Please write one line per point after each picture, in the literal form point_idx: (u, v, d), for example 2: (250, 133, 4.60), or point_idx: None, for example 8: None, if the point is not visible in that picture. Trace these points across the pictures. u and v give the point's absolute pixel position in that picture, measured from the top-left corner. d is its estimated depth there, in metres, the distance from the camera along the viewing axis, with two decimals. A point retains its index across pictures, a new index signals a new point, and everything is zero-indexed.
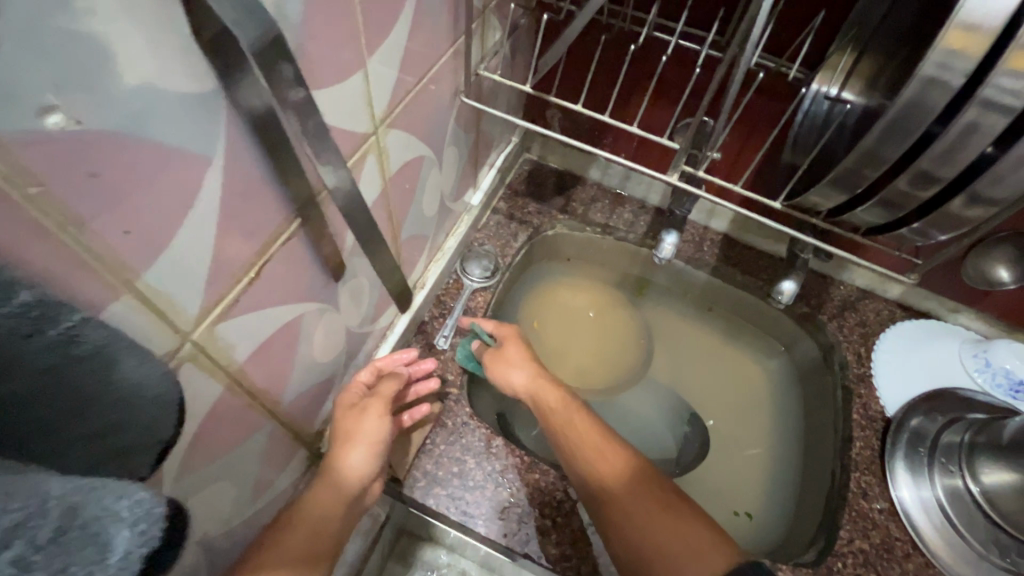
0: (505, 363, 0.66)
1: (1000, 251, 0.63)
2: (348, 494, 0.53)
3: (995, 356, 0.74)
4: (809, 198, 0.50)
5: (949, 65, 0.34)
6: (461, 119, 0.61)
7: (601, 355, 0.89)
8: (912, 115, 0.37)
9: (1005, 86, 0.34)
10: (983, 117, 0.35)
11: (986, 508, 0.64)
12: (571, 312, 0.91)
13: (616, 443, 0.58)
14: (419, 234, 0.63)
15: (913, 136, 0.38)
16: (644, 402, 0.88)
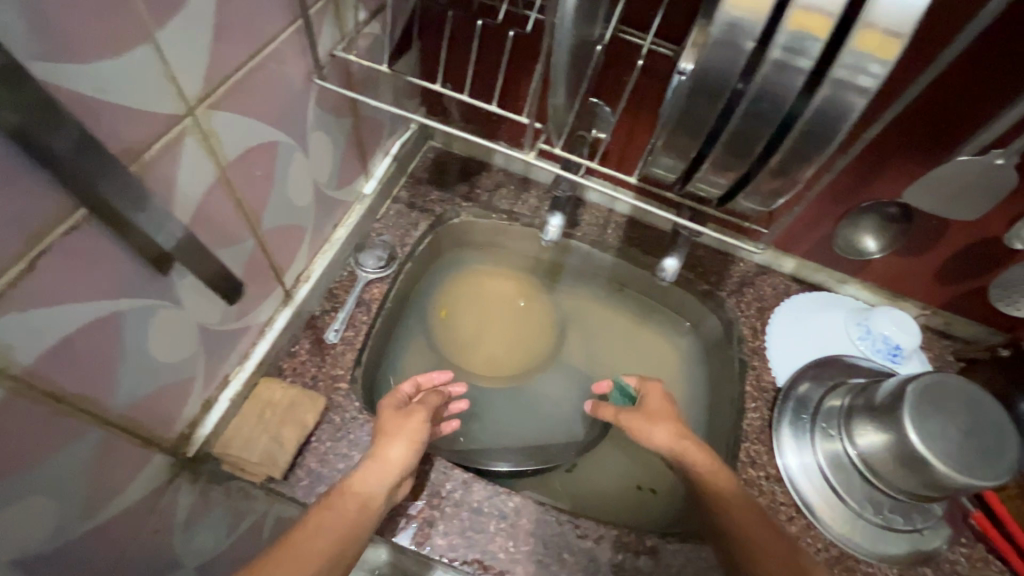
0: (646, 419, 0.68)
1: (866, 222, 0.67)
2: (388, 492, 0.54)
3: (875, 322, 0.77)
4: (652, 171, 0.47)
5: (741, 25, 0.34)
6: (327, 103, 0.59)
7: (516, 343, 0.88)
8: (710, 75, 0.36)
9: (792, 44, 0.34)
10: (773, 77, 0.35)
11: (861, 468, 0.66)
12: (485, 301, 0.90)
13: (723, 463, 0.62)
14: (288, 224, 0.60)
15: (720, 99, 0.37)
16: (552, 390, 0.86)
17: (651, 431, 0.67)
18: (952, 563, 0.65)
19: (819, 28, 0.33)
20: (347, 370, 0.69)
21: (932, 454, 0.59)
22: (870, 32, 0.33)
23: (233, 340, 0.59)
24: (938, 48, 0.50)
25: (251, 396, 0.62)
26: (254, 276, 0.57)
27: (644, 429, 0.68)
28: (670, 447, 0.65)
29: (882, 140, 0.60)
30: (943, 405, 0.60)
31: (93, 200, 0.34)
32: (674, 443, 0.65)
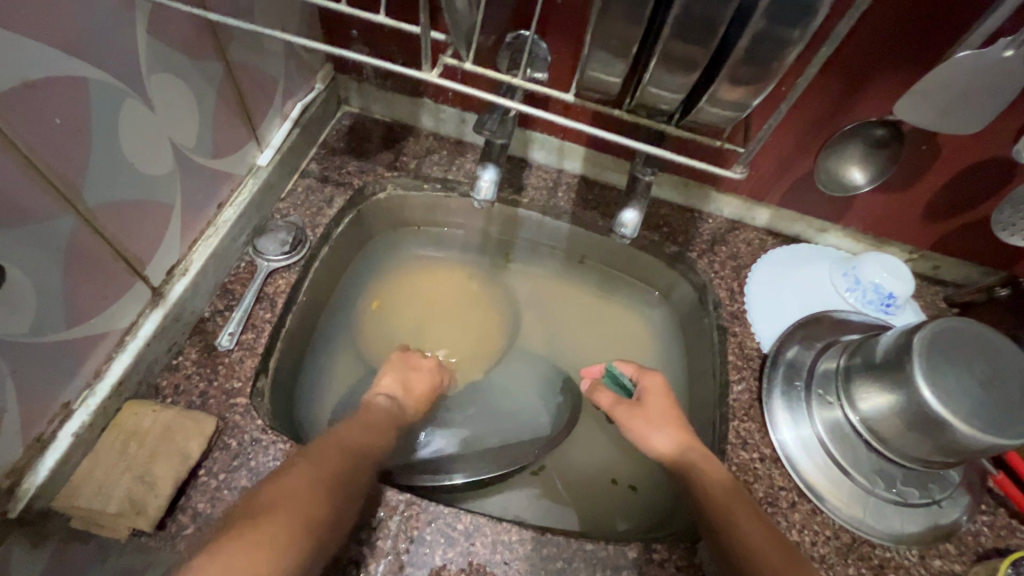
0: (644, 422, 0.59)
1: (851, 149, 0.58)
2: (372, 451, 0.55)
3: (865, 270, 0.68)
4: (591, 75, 0.37)
5: None
6: (167, 33, 0.45)
7: (468, 334, 0.76)
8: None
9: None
10: None
11: (867, 436, 0.57)
12: (422, 289, 0.77)
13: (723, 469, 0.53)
14: (136, 199, 0.46)
15: None
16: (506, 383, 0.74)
17: (653, 441, 0.58)
18: (975, 535, 0.57)
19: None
20: (245, 382, 0.54)
21: (951, 412, 0.50)
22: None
23: (72, 355, 0.45)
24: None
25: (112, 424, 0.48)
26: (86, 268, 0.43)
27: (645, 434, 0.58)
28: (672, 459, 0.56)
29: (859, 37, 0.50)
30: (956, 354, 0.51)
31: None
32: (678, 454, 0.55)
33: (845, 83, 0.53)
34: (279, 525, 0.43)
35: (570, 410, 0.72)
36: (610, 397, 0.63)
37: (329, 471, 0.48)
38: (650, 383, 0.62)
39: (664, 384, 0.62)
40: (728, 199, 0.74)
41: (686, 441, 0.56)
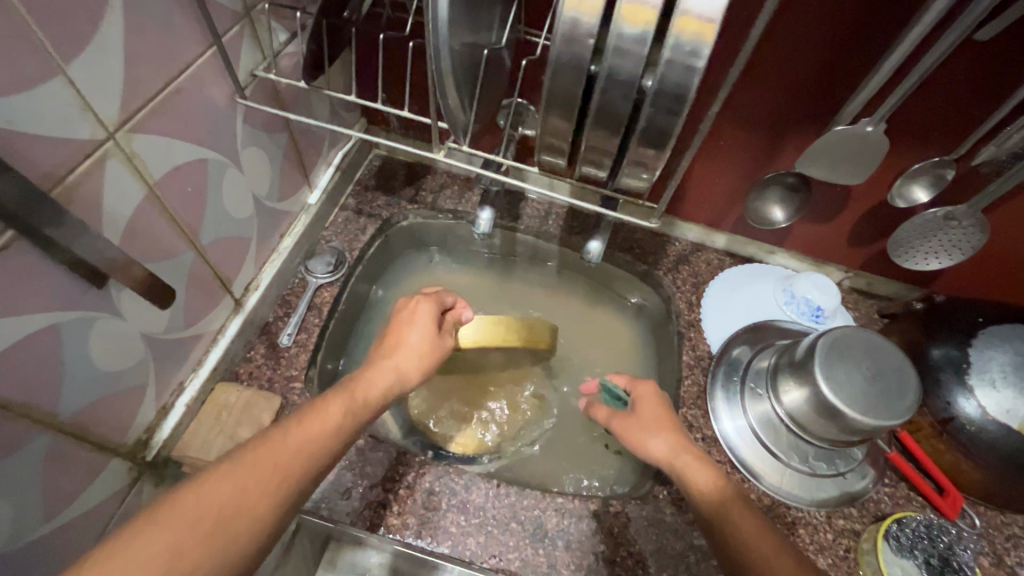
0: (641, 429, 0.66)
1: (771, 191, 0.73)
2: (324, 445, 0.50)
3: (799, 287, 0.82)
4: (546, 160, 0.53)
5: (579, 22, 0.39)
6: (256, 120, 0.62)
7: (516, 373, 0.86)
8: (563, 74, 0.42)
9: (625, 37, 0.39)
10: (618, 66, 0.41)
11: (786, 420, 0.71)
12: None
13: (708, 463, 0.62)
14: (228, 235, 0.64)
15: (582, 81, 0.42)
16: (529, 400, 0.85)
17: (650, 444, 0.65)
18: (876, 502, 0.70)
19: (646, 20, 0.38)
20: (301, 371, 0.72)
21: (842, 401, 0.64)
22: (687, 16, 0.37)
23: (185, 349, 0.63)
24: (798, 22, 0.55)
25: (208, 400, 0.66)
26: (197, 287, 0.61)
27: (641, 437, 0.65)
28: (669, 461, 0.63)
29: (765, 110, 0.65)
30: (851, 355, 0.66)
31: (29, 228, 0.38)
32: (671, 456, 0.63)
33: (762, 142, 0.69)
34: (197, 540, 0.40)
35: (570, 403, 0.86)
36: (607, 412, 0.72)
37: (255, 479, 0.44)
38: (644, 392, 0.70)
39: (655, 390, 0.69)
40: (691, 226, 0.89)
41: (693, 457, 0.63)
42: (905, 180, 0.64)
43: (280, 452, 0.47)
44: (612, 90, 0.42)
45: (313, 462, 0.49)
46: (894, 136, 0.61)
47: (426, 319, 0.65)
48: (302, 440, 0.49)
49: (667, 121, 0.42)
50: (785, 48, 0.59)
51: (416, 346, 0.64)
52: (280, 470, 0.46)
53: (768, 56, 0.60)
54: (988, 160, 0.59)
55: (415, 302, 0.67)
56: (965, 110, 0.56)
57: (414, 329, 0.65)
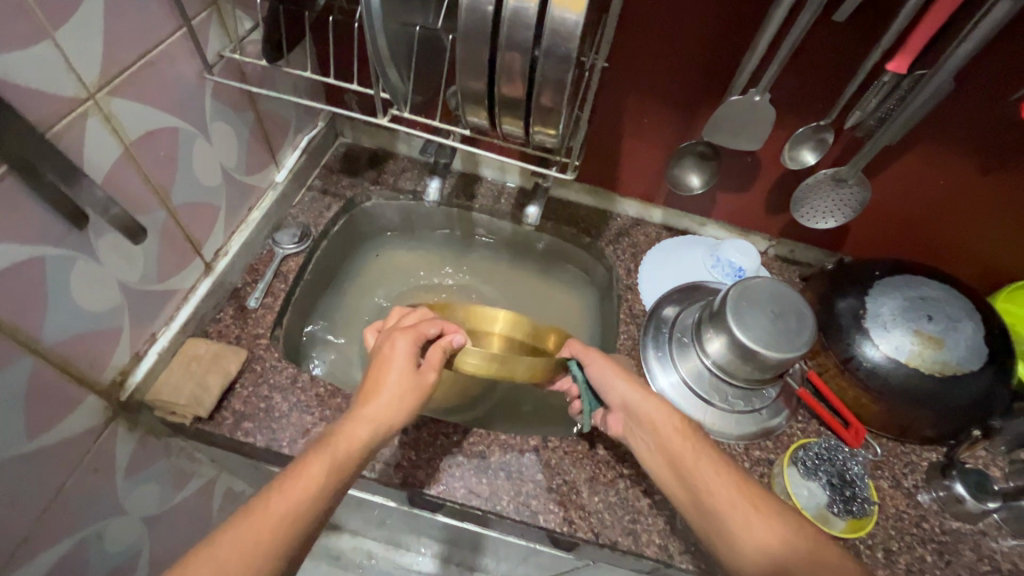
0: (610, 367, 0.70)
1: (686, 161, 0.83)
2: (311, 500, 0.51)
3: (723, 252, 0.91)
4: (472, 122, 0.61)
5: None
6: (223, 97, 0.70)
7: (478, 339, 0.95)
8: (473, 40, 0.50)
9: (519, 7, 0.48)
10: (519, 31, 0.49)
11: (709, 364, 0.79)
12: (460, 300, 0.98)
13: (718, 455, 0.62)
14: (198, 201, 0.71)
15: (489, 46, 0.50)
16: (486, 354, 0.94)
17: (615, 381, 0.68)
18: (789, 436, 0.79)
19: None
20: (267, 329, 0.79)
21: (752, 339, 0.72)
22: None
23: (156, 303, 0.69)
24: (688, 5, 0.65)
25: (178, 351, 0.72)
26: (167, 245, 0.67)
27: (607, 373, 0.68)
28: (637, 402, 0.66)
29: (675, 85, 0.75)
30: (757, 300, 0.75)
31: (18, 164, 0.45)
32: (642, 400, 0.66)
33: (677, 114, 0.79)
34: None
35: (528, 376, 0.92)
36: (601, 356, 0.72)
37: (247, 546, 0.47)
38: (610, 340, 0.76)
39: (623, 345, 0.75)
40: (630, 202, 0.98)
41: (681, 425, 0.64)
42: (792, 144, 0.73)
43: (269, 518, 0.49)
44: (513, 53, 0.50)
45: (307, 519, 0.50)
46: (780, 104, 0.70)
47: (404, 361, 0.62)
48: (288, 503, 0.50)
49: (561, 79, 0.51)
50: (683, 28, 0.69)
51: (393, 390, 0.60)
52: (270, 539, 0.48)
53: (673, 33, 0.70)
54: (858, 124, 0.68)
55: (393, 343, 0.63)
56: (834, 78, 0.66)
57: (389, 370, 0.61)
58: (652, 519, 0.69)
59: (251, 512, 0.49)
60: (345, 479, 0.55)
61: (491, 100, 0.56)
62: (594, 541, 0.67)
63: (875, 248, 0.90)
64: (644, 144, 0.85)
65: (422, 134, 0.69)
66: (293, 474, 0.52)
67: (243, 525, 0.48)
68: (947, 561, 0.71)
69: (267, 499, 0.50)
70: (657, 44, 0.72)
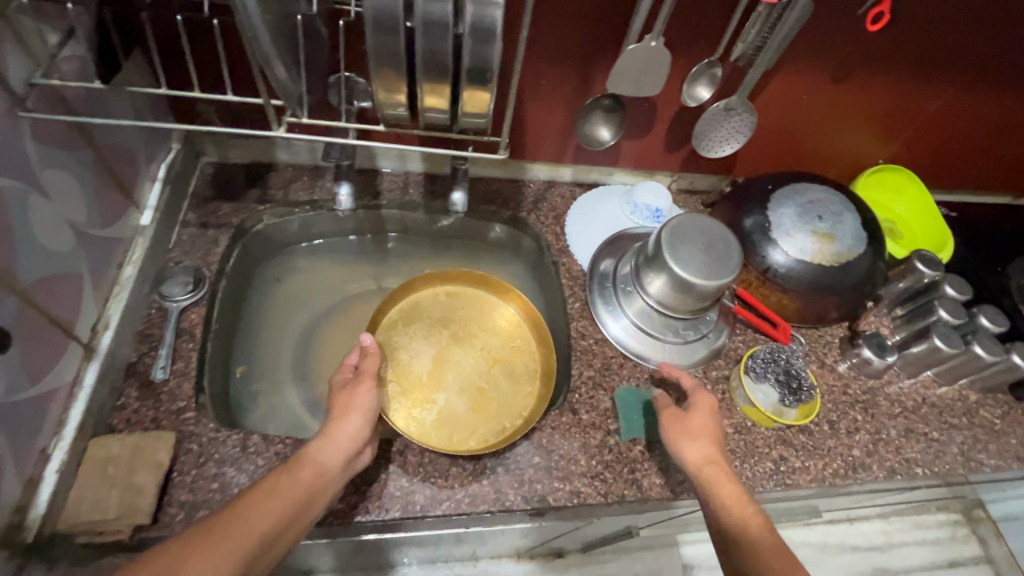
0: (684, 432, 0.65)
1: (595, 116, 0.84)
2: (278, 507, 0.54)
3: (637, 197, 0.95)
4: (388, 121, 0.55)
5: None
6: (48, 137, 0.55)
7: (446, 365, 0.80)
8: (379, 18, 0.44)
9: None
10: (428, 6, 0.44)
11: (655, 306, 0.83)
12: (428, 305, 0.85)
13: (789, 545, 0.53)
14: (54, 273, 0.56)
15: (399, 30, 0.44)
16: (452, 374, 0.79)
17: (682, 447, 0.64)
18: (735, 350, 0.87)
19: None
20: (189, 400, 0.67)
21: (688, 273, 0.77)
22: None
23: (34, 412, 0.55)
24: None
25: (83, 459, 0.58)
26: (31, 339, 0.53)
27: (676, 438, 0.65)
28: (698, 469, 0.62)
29: (571, 42, 0.74)
30: (687, 235, 0.79)
31: None
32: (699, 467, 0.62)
33: (576, 71, 0.78)
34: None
35: (516, 389, 0.78)
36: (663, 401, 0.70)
37: (215, 537, 0.49)
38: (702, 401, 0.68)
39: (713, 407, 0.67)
40: (539, 166, 0.97)
41: (746, 499, 0.58)
42: (687, 83, 0.78)
43: (239, 531, 0.50)
44: (428, 28, 0.45)
45: (263, 541, 0.51)
46: (675, 47, 0.73)
47: (367, 404, 0.65)
48: (260, 506, 0.53)
49: (489, 54, 0.47)
50: None
51: (354, 432, 0.63)
52: (236, 539, 0.50)
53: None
54: (740, 55, 0.73)
55: (356, 384, 0.68)
56: (717, 14, 0.70)
57: (353, 413, 0.64)
58: (648, 463, 0.73)
59: (207, 529, 0.50)
60: (304, 514, 0.56)
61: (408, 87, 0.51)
62: (605, 503, 0.69)
63: (758, 165, 1.00)
64: (549, 107, 0.84)
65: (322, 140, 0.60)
66: (257, 496, 0.54)
67: (214, 537, 0.49)
68: (873, 414, 0.84)
69: (230, 517, 0.51)
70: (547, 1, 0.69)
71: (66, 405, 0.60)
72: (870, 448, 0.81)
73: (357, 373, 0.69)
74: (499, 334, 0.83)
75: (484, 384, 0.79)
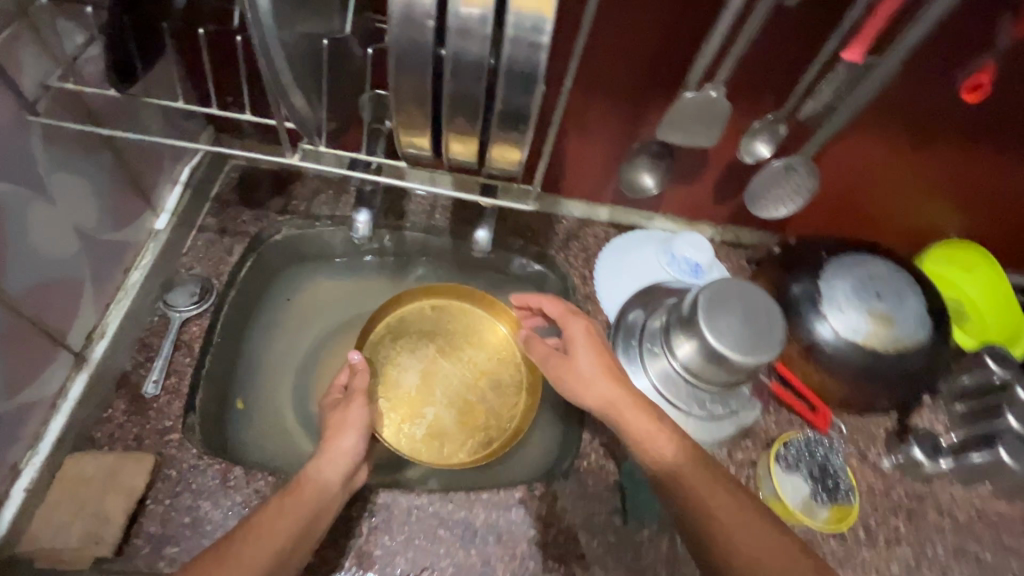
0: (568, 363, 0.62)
1: (639, 161, 0.77)
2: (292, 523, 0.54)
3: (677, 247, 0.87)
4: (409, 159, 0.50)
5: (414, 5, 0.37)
6: (60, 141, 0.53)
7: (434, 377, 0.78)
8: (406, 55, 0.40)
9: (467, 15, 0.38)
10: (461, 46, 0.39)
11: (683, 373, 0.75)
12: (417, 317, 0.81)
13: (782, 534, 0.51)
14: (51, 280, 0.54)
15: (427, 69, 0.40)
16: (439, 388, 0.78)
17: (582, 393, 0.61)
18: (765, 429, 0.79)
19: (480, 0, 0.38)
20: (176, 420, 0.63)
21: (723, 344, 0.69)
22: None
23: (10, 425, 0.53)
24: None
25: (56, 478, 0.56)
26: (15, 348, 0.51)
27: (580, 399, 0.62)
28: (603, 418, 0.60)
29: (623, 82, 0.69)
30: (727, 302, 0.72)
31: None
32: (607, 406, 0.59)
33: (625, 112, 0.72)
34: None
35: (506, 403, 0.78)
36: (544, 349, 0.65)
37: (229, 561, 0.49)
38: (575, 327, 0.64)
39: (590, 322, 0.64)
40: (574, 202, 0.91)
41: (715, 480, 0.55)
42: (748, 136, 0.70)
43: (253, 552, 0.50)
44: (462, 68, 0.40)
45: (276, 559, 0.51)
46: (736, 98, 0.67)
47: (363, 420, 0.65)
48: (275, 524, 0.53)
49: (523, 104, 0.42)
50: (628, 23, 0.62)
51: (350, 448, 0.63)
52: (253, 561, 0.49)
53: (620, 26, 0.62)
54: (811, 113, 0.66)
55: (349, 401, 0.67)
56: (786, 68, 0.63)
57: (349, 430, 0.64)
58: (655, 552, 0.65)
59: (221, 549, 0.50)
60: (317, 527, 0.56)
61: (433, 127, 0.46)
62: None
63: (817, 224, 0.91)
64: (591, 146, 0.78)
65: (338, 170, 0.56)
66: (267, 516, 0.54)
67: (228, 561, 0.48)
68: (916, 524, 0.75)
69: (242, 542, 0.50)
70: (603, 37, 0.64)
71: (48, 415, 0.57)
72: (909, 564, 0.71)
73: (346, 390, 0.69)
74: (489, 347, 0.81)
75: (472, 397, 0.78)
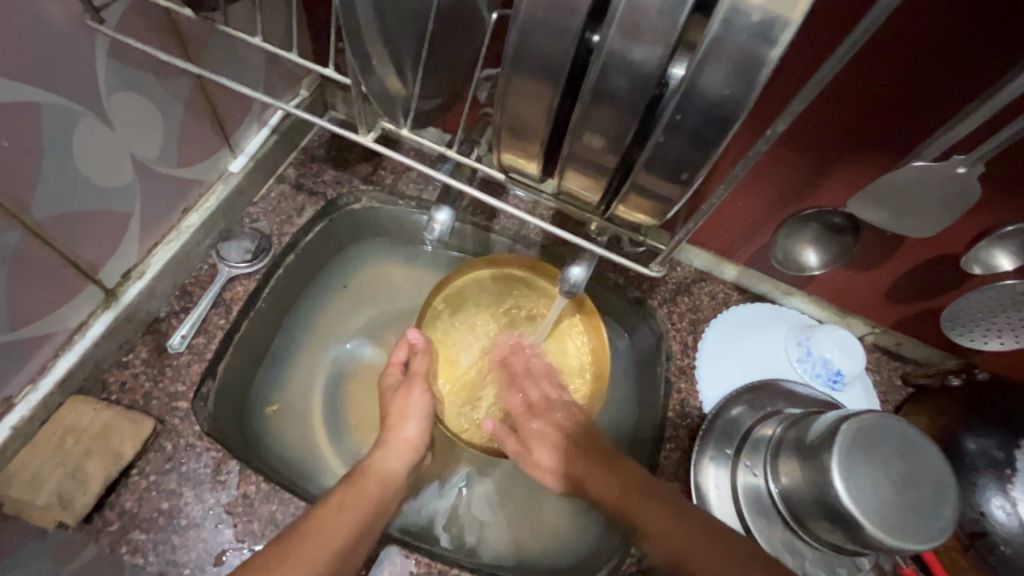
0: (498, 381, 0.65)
1: (809, 227, 0.58)
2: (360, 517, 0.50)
3: (817, 343, 0.66)
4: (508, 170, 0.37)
5: None
6: (125, 57, 0.46)
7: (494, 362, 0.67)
8: (538, 35, 0.27)
9: None
10: (621, 39, 0.26)
11: (785, 512, 0.55)
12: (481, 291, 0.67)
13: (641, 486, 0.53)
14: (87, 209, 0.49)
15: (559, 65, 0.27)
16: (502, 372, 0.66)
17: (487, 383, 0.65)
18: None
19: None
20: (189, 387, 0.56)
21: (860, 509, 0.48)
22: None
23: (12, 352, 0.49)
24: (904, 32, 0.41)
25: (52, 418, 0.52)
26: (31, 275, 0.47)
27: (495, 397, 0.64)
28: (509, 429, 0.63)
29: (824, 130, 0.50)
30: (878, 452, 0.50)
31: None
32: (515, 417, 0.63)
33: (812, 164, 0.53)
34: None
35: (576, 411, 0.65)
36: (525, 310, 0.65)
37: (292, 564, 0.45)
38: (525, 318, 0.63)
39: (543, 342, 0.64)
40: (697, 251, 0.72)
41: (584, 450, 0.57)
42: (986, 244, 0.51)
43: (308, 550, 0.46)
44: (616, 75, 0.27)
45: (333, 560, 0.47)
46: (985, 184, 0.47)
47: (424, 408, 0.59)
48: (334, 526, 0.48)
49: (691, 152, 0.28)
50: (878, 57, 0.43)
51: (412, 441, 0.58)
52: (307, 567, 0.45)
53: (860, 59, 0.43)
54: None
55: (409, 387, 0.60)
56: None
57: (409, 419, 0.58)
58: None
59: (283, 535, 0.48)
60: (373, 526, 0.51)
61: (547, 136, 0.32)
62: None
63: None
64: (747, 195, 0.60)
65: (415, 164, 0.45)
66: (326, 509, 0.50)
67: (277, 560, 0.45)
68: None
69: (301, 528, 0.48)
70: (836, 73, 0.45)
71: (62, 349, 0.53)
72: None
73: (404, 374, 0.61)
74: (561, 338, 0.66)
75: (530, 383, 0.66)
